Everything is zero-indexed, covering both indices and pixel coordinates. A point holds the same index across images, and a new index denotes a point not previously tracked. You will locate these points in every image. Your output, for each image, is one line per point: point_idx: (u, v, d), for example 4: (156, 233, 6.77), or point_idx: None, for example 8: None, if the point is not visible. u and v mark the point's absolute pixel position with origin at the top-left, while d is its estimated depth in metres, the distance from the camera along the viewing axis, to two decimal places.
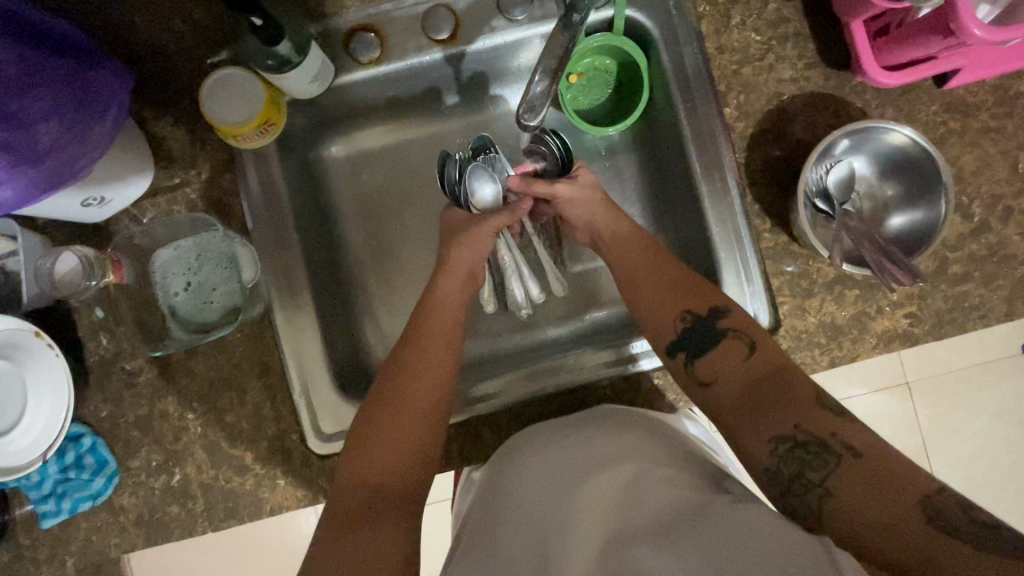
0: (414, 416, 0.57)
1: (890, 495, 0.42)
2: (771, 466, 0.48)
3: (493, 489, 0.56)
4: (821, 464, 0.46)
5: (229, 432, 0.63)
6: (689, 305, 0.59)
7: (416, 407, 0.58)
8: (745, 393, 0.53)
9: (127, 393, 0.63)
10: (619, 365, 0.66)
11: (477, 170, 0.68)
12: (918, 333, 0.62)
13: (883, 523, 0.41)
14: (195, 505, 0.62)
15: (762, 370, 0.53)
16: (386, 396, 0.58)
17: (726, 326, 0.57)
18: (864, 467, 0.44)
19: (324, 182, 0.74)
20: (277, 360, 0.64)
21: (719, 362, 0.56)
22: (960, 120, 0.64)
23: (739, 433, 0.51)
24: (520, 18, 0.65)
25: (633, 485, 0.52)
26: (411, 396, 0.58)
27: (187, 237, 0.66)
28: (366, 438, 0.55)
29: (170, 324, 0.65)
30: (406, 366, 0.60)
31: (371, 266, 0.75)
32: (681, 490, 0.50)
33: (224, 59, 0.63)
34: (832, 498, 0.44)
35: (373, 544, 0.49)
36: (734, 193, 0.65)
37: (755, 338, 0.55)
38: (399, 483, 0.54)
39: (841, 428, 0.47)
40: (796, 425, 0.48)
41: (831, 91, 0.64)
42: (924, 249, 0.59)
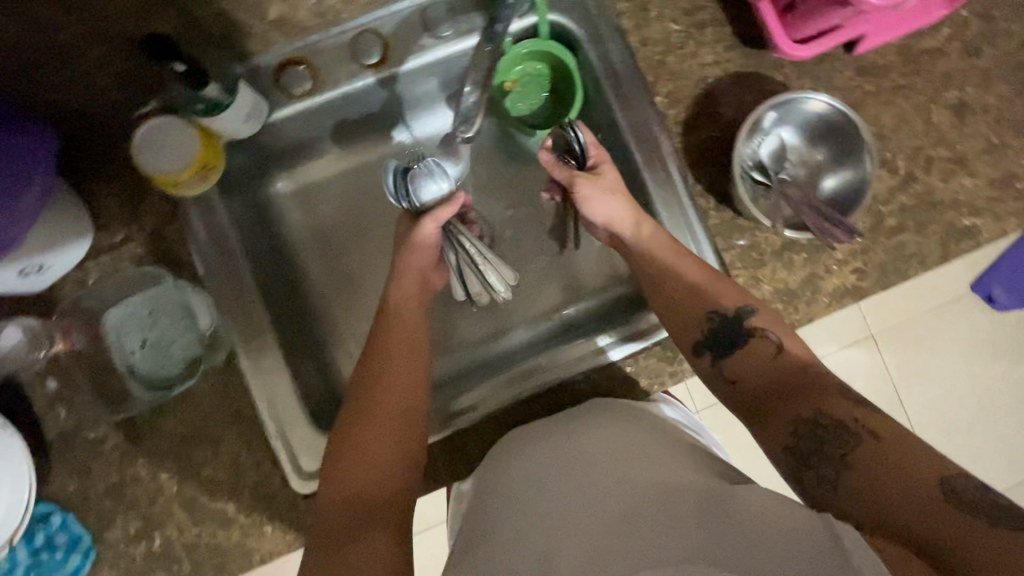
0: (391, 440, 0.56)
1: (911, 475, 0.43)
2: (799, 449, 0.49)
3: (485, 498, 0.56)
4: (842, 441, 0.47)
5: (207, 486, 0.61)
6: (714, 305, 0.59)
7: (395, 393, 0.58)
8: (771, 382, 0.53)
9: (94, 463, 0.60)
10: (593, 357, 0.66)
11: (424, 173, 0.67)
12: (866, 286, 0.65)
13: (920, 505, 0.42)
14: (181, 567, 0.60)
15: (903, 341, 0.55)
16: (367, 405, 0.57)
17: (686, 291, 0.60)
18: (887, 448, 0.44)
19: (275, 220, 0.73)
20: (248, 405, 0.62)
21: (747, 362, 0.56)
22: (873, 82, 0.68)
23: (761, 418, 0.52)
24: (447, 34, 0.66)
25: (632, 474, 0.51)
26: (383, 419, 0.57)
27: (137, 293, 0.63)
28: (339, 473, 0.54)
29: (129, 384, 0.62)
30: (383, 366, 0.60)
31: (334, 297, 0.74)
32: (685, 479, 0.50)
33: (154, 109, 0.61)
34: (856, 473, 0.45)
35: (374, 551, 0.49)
36: (677, 177, 0.66)
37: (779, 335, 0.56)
38: (388, 494, 0.54)
39: (874, 420, 0.47)
40: (817, 409, 0.49)
41: (753, 70, 0.67)
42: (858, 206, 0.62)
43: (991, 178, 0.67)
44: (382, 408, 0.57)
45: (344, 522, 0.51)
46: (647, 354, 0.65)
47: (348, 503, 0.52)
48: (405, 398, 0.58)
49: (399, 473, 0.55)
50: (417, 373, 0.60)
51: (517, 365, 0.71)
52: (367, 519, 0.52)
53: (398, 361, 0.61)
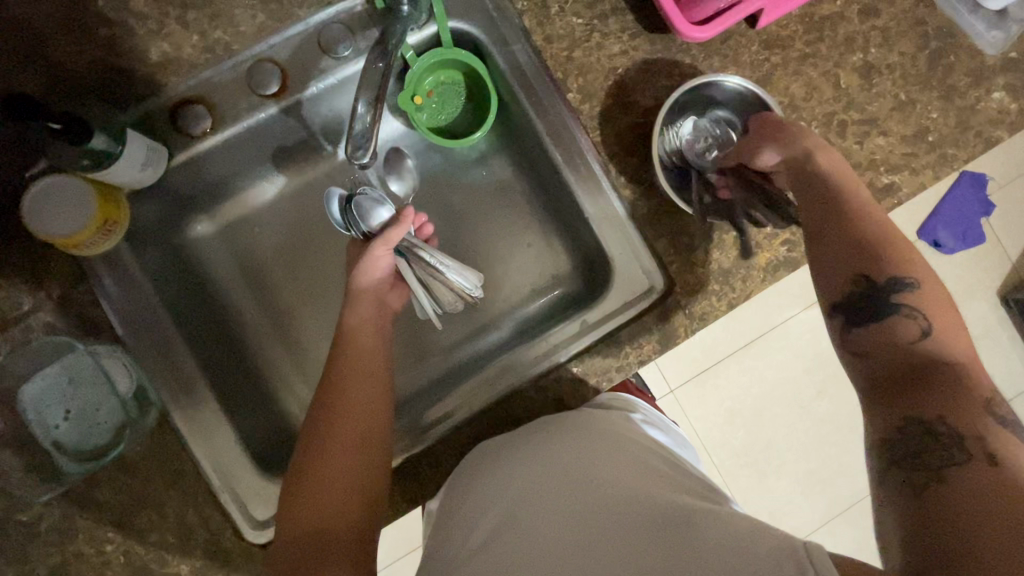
0: (349, 471, 0.53)
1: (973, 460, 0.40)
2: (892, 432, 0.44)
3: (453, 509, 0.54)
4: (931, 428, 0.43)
5: (157, 552, 0.59)
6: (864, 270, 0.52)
7: (358, 417, 0.56)
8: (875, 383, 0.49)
9: (30, 547, 0.58)
10: (548, 357, 0.66)
11: (367, 199, 0.67)
12: (797, 256, 0.66)
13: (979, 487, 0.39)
14: None
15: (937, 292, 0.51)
16: (333, 431, 0.55)
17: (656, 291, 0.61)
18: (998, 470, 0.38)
19: (199, 265, 0.71)
20: (189, 462, 0.60)
21: (883, 338, 0.50)
22: (779, 54, 0.68)
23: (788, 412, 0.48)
24: (346, 53, 0.64)
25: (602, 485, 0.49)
26: (342, 450, 0.54)
27: (52, 363, 0.60)
28: (302, 498, 0.52)
29: (58, 460, 0.59)
30: (346, 394, 0.57)
31: (273, 336, 0.72)
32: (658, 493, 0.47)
33: (44, 168, 0.58)
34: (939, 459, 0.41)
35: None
36: (599, 172, 0.66)
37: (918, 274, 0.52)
38: (346, 527, 0.51)
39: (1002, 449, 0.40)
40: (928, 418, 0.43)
41: (660, 55, 0.67)
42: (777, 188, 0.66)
43: (904, 135, 0.68)
44: (340, 440, 0.54)
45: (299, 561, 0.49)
46: (593, 353, 0.65)
47: (305, 537, 0.50)
48: (370, 428, 0.56)
49: (360, 506, 0.53)
50: (381, 399, 0.58)
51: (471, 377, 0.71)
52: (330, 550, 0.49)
53: (359, 386, 0.58)
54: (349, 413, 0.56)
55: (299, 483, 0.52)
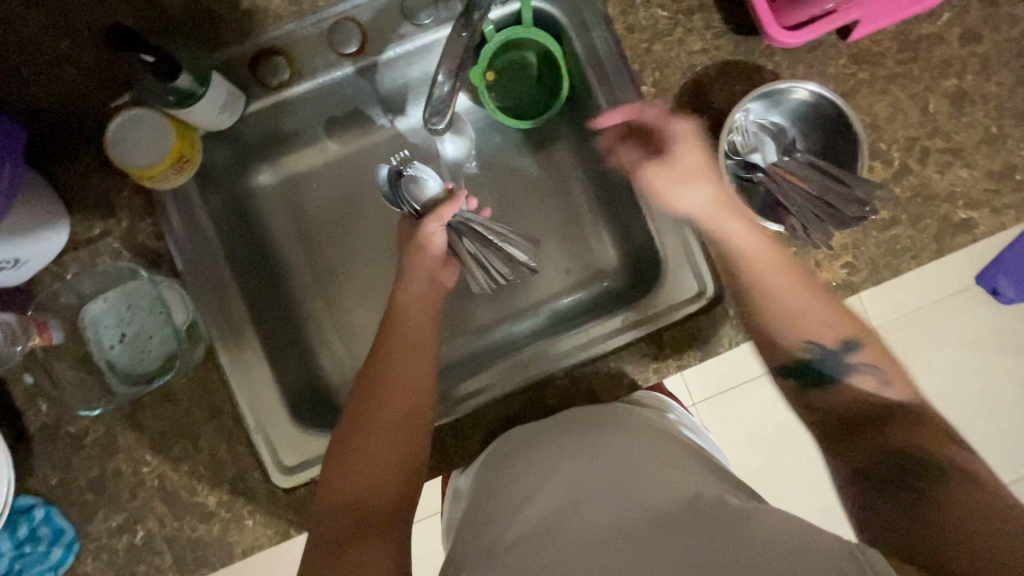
0: (392, 448, 0.54)
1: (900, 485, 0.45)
2: (866, 466, 0.48)
3: (482, 499, 0.55)
4: (857, 453, 0.49)
5: (188, 481, 0.61)
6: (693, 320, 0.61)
7: (401, 390, 0.57)
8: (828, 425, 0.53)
9: (74, 457, 0.61)
10: (587, 346, 0.66)
11: (416, 176, 0.67)
12: (857, 281, 0.64)
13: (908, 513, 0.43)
14: (163, 560, 0.60)
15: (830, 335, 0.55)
16: (371, 402, 0.56)
17: None
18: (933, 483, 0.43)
19: (257, 214, 0.73)
20: (227, 400, 0.62)
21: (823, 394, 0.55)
22: (868, 70, 0.65)
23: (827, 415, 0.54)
24: (427, 22, 0.64)
25: (638, 481, 0.49)
26: (389, 431, 0.55)
27: (114, 288, 0.63)
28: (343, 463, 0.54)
29: (110, 379, 0.63)
30: (388, 368, 0.58)
31: (318, 292, 0.74)
32: (698, 492, 0.47)
33: (128, 102, 0.60)
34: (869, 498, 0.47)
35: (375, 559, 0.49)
36: (663, 169, 0.65)
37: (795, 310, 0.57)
38: (390, 499, 0.53)
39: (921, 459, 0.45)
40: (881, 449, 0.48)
41: (743, 58, 0.65)
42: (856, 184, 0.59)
43: (989, 170, 0.64)
44: (386, 416, 0.56)
45: (340, 529, 0.51)
46: (631, 351, 0.64)
47: (344, 509, 0.52)
48: (409, 397, 0.57)
49: (402, 474, 0.54)
50: (419, 368, 0.59)
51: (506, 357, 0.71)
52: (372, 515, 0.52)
53: (408, 363, 0.59)
54: (397, 390, 0.57)
55: (343, 457, 0.54)
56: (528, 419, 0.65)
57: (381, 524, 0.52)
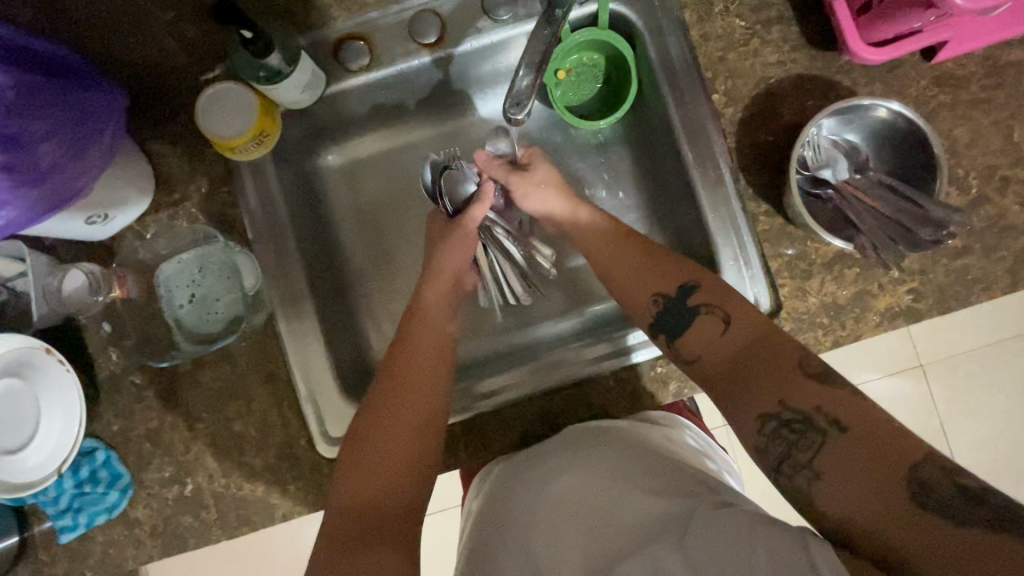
0: (397, 454, 0.55)
1: (870, 481, 0.40)
2: (760, 445, 0.47)
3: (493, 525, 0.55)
4: (807, 444, 0.44)
5: (238, 440, 0.63)
6: (659, 287, 0.59)
7: (412, 392, 0.58)
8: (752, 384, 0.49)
9: (136, 406, 0.64)
10: (618, 356, 0.65)
11: (456, 173, 0.70)
12: (922, 308, 0.62)
13: (870, 517, 0.39)
14: (208, 514, 0.63)
15: (742, 341, 0.52)
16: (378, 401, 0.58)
17: (699, 302, 0.56)
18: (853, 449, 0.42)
19: (323, 192, 0.75)
20: (282, 367, 0.64)
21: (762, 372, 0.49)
22: (950, 93, 0.64)
23: (730, 412, 0.50)
24: (506, 17, 0.66)
25: (608, 499, 0.52)
26: (398, 433, 0.56)
27: (188, 250, 0.67)
28: (354, 462, 0.54)
29: (176, 336, 0.66)
30: (397, 371, 0.60)
31: (372, 272, 0.76)
32: (659, 498, 0.50)
33: (218, 75, 0.65)
34: (820, 482, 0.42)
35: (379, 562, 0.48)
36: (727, 179, 0.65)
37: (729, 310, 0.54)
38: (398, 501, 0.53)
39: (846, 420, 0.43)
40: (810, 409, 0.45)
41: (819, 72, 0.64)
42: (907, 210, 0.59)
43: None
44: (390, 422, 0.56)
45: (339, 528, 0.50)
46: None
47: (350, 512, 0.52)
48: (422, 400, 0.58)
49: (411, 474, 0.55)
50: (430, 371, 0.60)
51: (544, 355, 0.71)
52: (384, 517, 0.52)
53: (414, 368, 0.60)
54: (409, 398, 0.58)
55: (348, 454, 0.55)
56: (570, 417, 0.65)
57: (382, 527, 0.51)
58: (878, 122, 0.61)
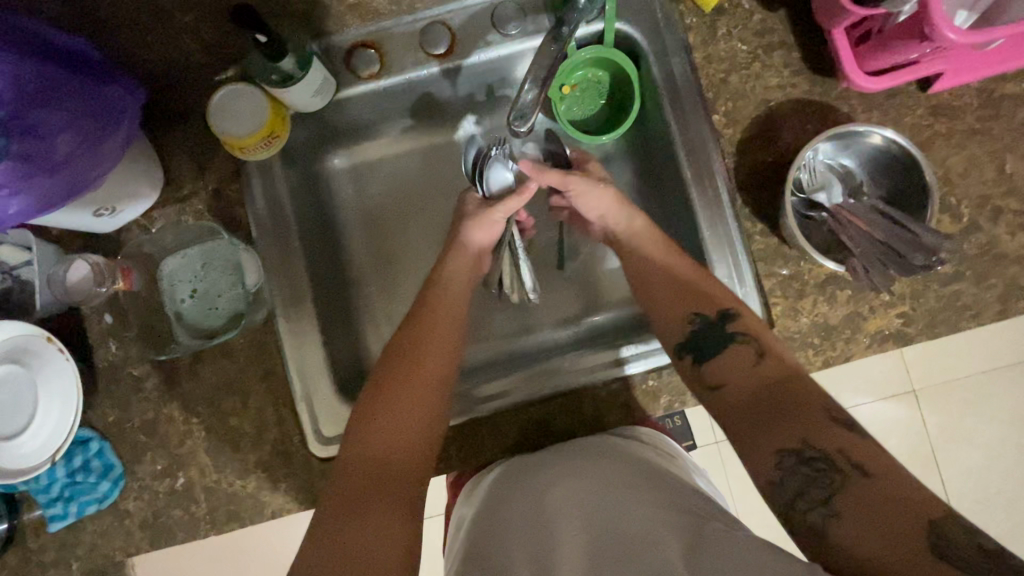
0: (409, 434, 0.54)
1: (889, 526, 0.39)
2: (774, 480, 0.46)
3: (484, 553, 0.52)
4: (826, 481, 0.43)
5: (232, 436, 0.64)
6: (700, 310, 0.59)
7: (426, 368, 0.59)
8: (769, 415, 0.49)
9: (133, 398, 0.65)
10: (614, 367, 0.66)
11: (494, 161, 0.72)
12: (912, 332, 0.63)
13: (889, 559, 0.38)
14: (198, 508, 0.63)
15: (770, 379, 0.52)
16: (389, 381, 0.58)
17: (736, 331, 0.56)
18: (871, 486, 0.41)
19: (328, 194, 0.76)
20: (279, 364, 0.65)
21: (778, 396, 0.50)
22: (945, 123, 0.65)
23: (747, 448, 0.49)
24: (514, 33, 0.67)
25: (608, 509, 0.51)
26: (409, 402, 0.56)
27: (194, 246, 0.68)
28: (364, 433, 0.54)
29: (176, 330, 0.67)
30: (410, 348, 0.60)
31: (373, 275, 0.77)
32: (661, 509, 0.50)
33: (232, 77, 0.65)
34: (837, 520, 0.41)
35: (384, 526, 0.47)
36: (725, 197, 0.66)
37: (763, 344, 0.55)
38: (405, 471, 0.52)
39: (862, 456, 0.43)
40: (835, 446, 0.44)
41: (818, 98, 0.66)
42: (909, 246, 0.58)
43: None
44: (406, 398, 0.56)
45: (349, 492, 0.49)
46: (670, 372, 0.65)
47: (355, 480, 0.50)
48: (432, 375, 0.59)
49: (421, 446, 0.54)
50: (446, 350, 0.61)
51: (538, 362, 0.71)
52: (389, 488, 0.50)
53: (428, 346, 0.60)
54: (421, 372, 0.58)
55: (358, 426, 0.54)
56: (564, 424, 0.66)
57: (390, 498, 0.50)
58: (877, 147, 0.62)
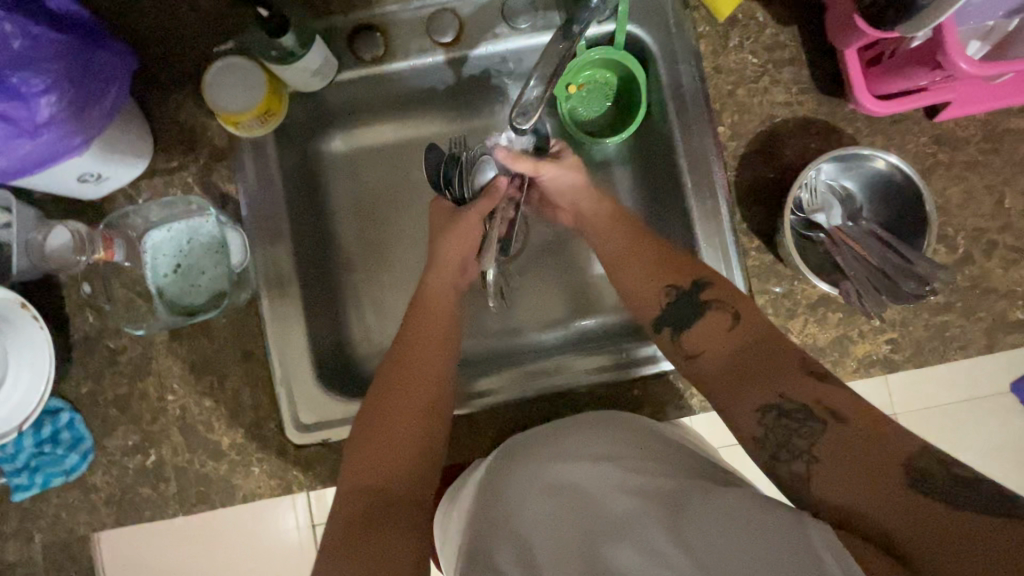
0: (406, 453, 0.52)
1: (871, 470, 0.40)
2: (757, 436, 0.46)
3: (483, 509, 0.52)
4: (807, 431, 0.44)
5: (207, 417, 0.63)
6: (673, 281, 0.57)
7: (422, 359, 0.58)
8: (738, 370, 0.50)
9: (107, 371, 0.63)
10: (618, 368, 0.65)
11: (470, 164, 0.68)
12: (898, 359, 0.63)
13: (872, 504, 0.39)
14: (167, 487, 0.62)
15: (746, 341, 0.51)
16: (384, 380, 0.57)
17: (709, 299, 0.54)
18: (852, 432, 0.42)
19: (322, 177, 0.74)
20: (260, 347, 0.64)
21: (759, 364, 0.49)
22: (948, 153, 0.65)
23: (726, 406, 0.49)
24: (524, 26, 0.67)
25: (595, 479, 0.49)
26: (404, 403, 0.55)
27: (181, 220, 0.67)
28: (362, 440, 0.53)
29: (155, 305, 0.65)
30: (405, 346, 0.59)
31: (362, 262, 0.75)
32: (650, 479, 0.48)
33: (228, 49, 0.63)
34: (821, 467, 0.42)
35: (383, 553, 0.45)
36: (723, 211, 0.65)
37: (737, 304, 0.53)
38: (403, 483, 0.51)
39: (829, 397, 0.45)
40: (816, 400, 0.45)
41: (824, 118, 0.65)
42: (905, 269, 0.57)
43: None
44: (391, 415, 0.54)
45: (341, 530, 0.48)
46: (656, 381, 0.64)
47: (357, 493, 0.50)
48: (427, 372, 0.57)
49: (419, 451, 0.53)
50: (439, 340, 0.60)
51: (525, 363, 0.70)
52: (391, 501, 0.49)
53: (414, 372, 0.57)
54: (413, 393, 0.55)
55: (359, 432, 0.53)
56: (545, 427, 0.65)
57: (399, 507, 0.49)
58: (886, 167, 0.61)
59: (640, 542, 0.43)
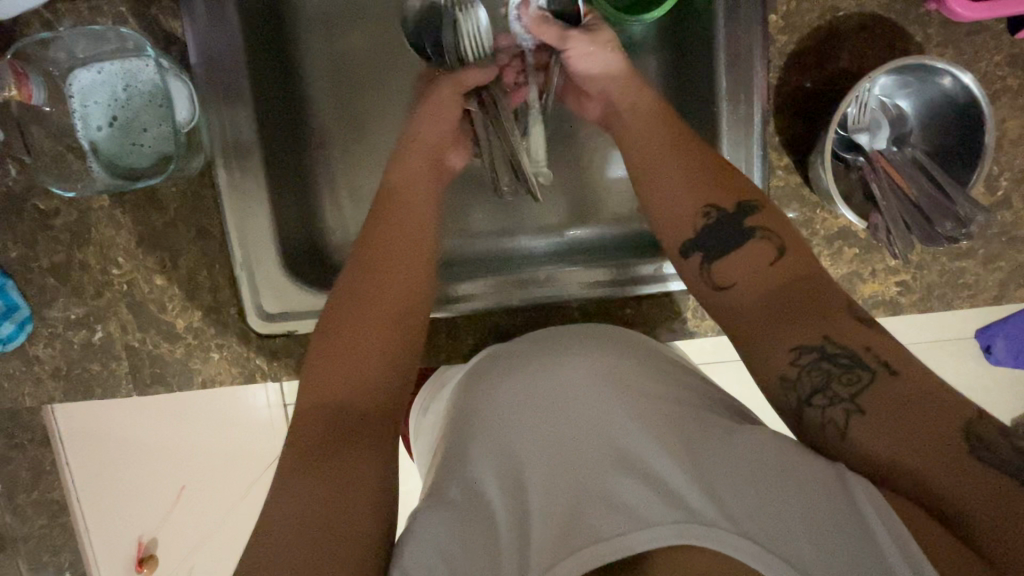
0: (376, 350, 0.46)
1: (922, 422, 0.36)
2: (789, 376, 0.42)
3: (463, 407, 0.49)
4: (852, 379, 0.39)
5: (158, 296, 0.57)
6: (714, 199, 0.50)
7: (402, 250, 0.52)
8: (771, 307, 0.44)
9: (40, 235, 0.56)
10: (621, 285, 0.60)
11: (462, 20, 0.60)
12: (904, 302, 0.59)
13: (912, 456, 0.35)
14: (118, 366, 0.57)
15: (787, 278, 0.45)
16: (361, 267, 0.50)
17: (754, 226, 0.48)
18: (903, 387, 0.38)
19: (295, 27, 0.62)
20: (218, 224, 0.57)
21: (804, 305, 0.43)
22: (1020, 78, 0.57)
23: (752, 345, 0.44)
24: None
25: (593, 406, 0.46)
26: (377, 295, 0.49)
27: (112, 60, 0.54)
28: (329, 336, 0.46)
29: (89, 161, 0.55)
30: (390, 227, 0.53)
31: (338, 138, 0.65)
32: (658, 405, 0.46)
33: None
34: (862, 418, 0.38)
35: (352, 469, 0.40)
36: (757, 119, 0.57)
37: (785, 238, 0.47)
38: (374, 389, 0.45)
39: (879, 345, 0.40)
40: (866, 348, 0.40)
41: (893, 18, 0.56)
42: (955, 207, 0.52)
43: None
44: (365, 305, 0.48)
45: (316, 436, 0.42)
46: (649, 302, 0.61)
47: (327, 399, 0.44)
48: (409, 267, 0.51)
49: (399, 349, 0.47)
50: (420, 229, 0.54)
51: (512, 267, 0.63)
52: (355, 415, 0.43)
53: (378, 274, 0.50)
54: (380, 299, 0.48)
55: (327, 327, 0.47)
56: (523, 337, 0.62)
57: (374, 426, 0.43)
58: (957, 85, 0.52)
59: (651, 476, 0.42)
